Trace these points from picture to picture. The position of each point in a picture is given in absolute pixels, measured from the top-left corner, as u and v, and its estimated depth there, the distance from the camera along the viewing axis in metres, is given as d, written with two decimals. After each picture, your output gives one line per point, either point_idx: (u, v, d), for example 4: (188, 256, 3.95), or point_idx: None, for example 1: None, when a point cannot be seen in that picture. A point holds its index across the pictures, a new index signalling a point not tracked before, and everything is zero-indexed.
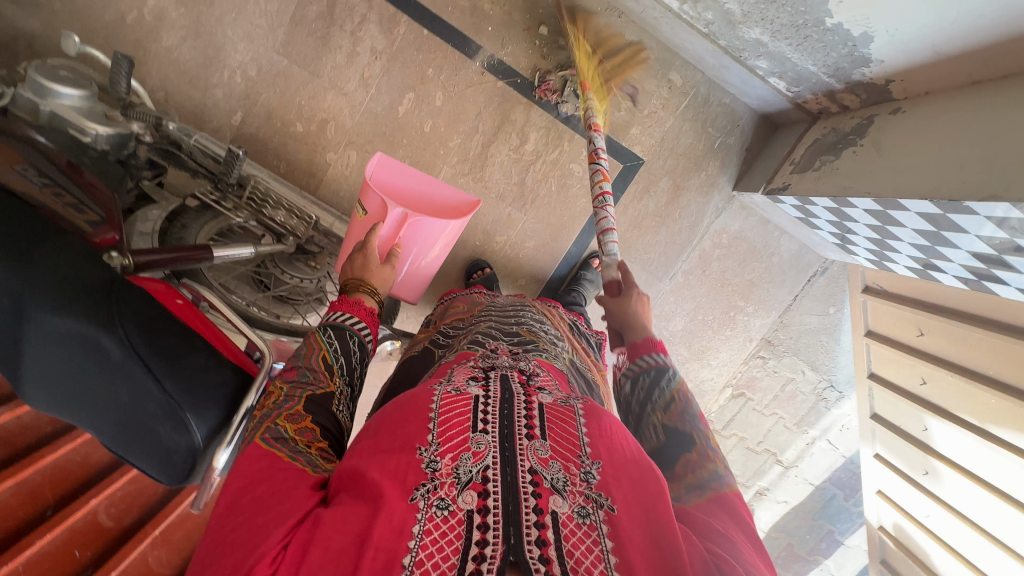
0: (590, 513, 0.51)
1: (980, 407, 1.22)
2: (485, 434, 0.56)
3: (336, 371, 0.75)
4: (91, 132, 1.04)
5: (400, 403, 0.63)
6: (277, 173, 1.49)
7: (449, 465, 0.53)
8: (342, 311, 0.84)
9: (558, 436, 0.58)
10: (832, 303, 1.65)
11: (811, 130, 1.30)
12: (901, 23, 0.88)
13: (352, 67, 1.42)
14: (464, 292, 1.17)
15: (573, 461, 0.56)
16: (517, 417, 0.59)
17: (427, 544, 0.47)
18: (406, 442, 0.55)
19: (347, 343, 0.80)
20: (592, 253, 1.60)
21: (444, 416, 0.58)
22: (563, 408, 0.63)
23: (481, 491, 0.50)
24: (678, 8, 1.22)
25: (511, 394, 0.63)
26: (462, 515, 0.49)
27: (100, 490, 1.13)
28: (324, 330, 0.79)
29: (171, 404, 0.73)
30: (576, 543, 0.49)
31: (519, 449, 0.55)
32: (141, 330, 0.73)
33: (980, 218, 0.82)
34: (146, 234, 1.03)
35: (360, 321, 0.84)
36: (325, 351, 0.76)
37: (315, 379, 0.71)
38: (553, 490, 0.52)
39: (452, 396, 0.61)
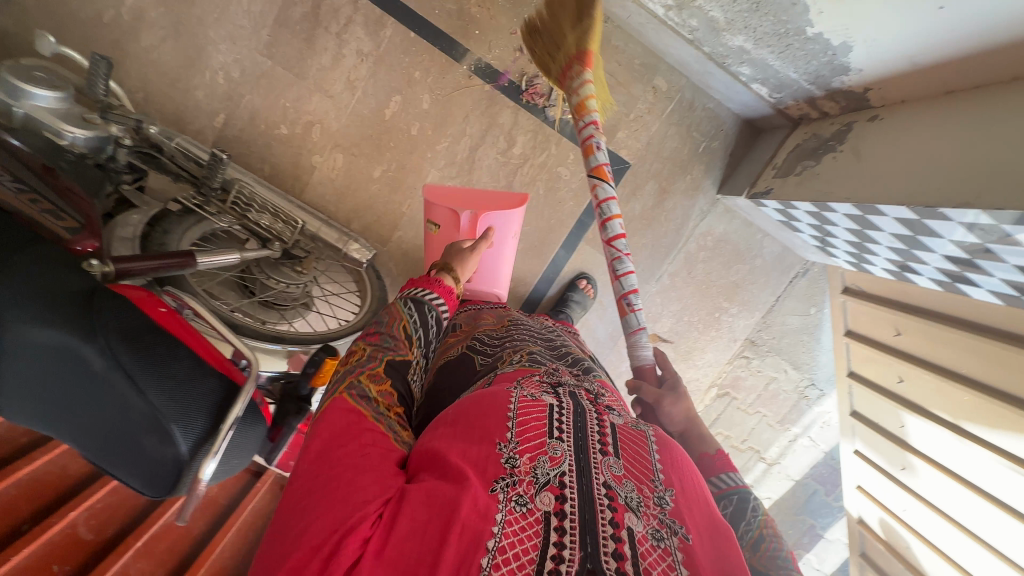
0: (665, 537, 0.53)
1: (954, 404, 1.26)
2: (561, 442, 0.59)
3: (415, 341, 0.80)
4: (68, 135, 1.01)
5: (479, 398, 0.65)
6: (262, 176, 1.47)
7: (527, 464, 0.56)
8: (424, 287, 0.87)
9: (631, 457, 0.61)
10: (814, 303, 1.69)
11: (793, 135, 1.33)
12: (880, 34, 0.89)
13: (337, 69, 1.41)
14: (492, 305, 1.24)
15: (647, 484, 0.58)
16: (592, 431, 0.61)
17: (508, 534, 0.50)
18: (485, 435, 0.59)
19: (425, 315, 0.83)
20: (581, 274, 1.63)
21: (523, 418, 0.61)
22: (635, 432, 0.66)
23: (559, 494, 0.53)
24: (663, 15, 1.24)
25: (583, 409, 0.66)
26: (540, 514, 0.52)
27: (79, 502, 1.09)
28: (404, 302, 0.82)
29: (156, 415, 0.72)
30: (653, 564, 0.51)
31: (595, 463, 0.57)
32: (124, 341, 0.71)
33: (954, 224, 0.84)
34: (127, 239, 1.01)
35: (438, 297, 0.86)
36: (405, 321, 0.80)
37: (396, 345, 0.76)
38: (627, 508, 0.54)
39: (529, 400, 0.64)
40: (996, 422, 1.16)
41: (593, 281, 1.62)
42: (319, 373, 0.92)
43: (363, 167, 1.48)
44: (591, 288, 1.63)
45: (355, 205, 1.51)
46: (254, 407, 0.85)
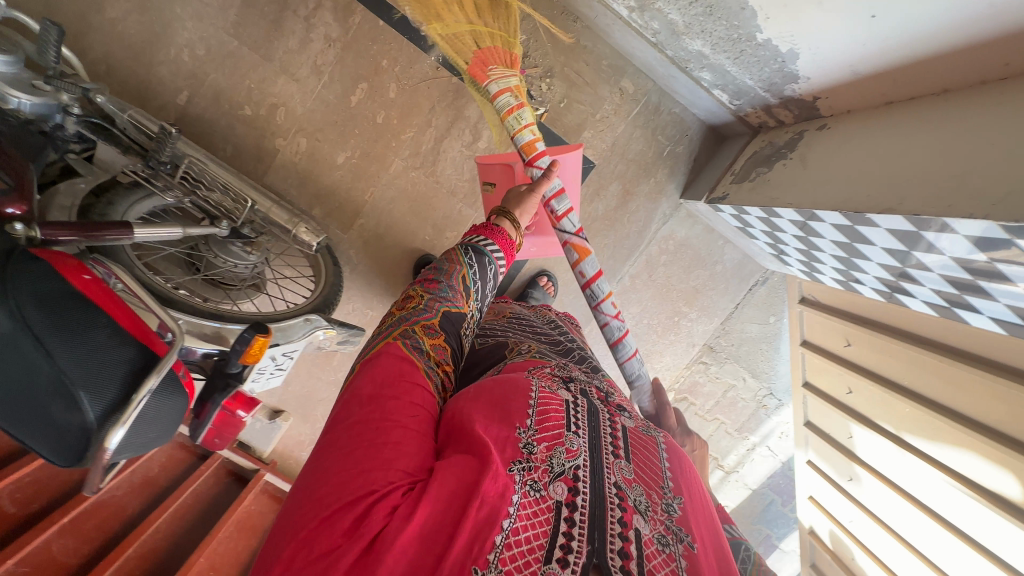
0: (670, 543, 0.53)
1: (896, 416, 1.28)
2: (577, 436, 0.59)
3: (470, 295, 0.82)
4: (13, 99, 0.99)
5: (500, 381, 0.65)
6: (224, 157, 1.46)
7: (544, 453, 0.56)
8: (483, 235, 0.88)
9: (641, 463, 0.61)
10: (773, 312, 1.71)
11: (751, 143, 1.34)
12: (820, 43, 0.91)
13: (304, 52, 1.41)
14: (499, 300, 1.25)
15: (656, 489, 0.58)
16: (603, 432, 0.62)
17: (523, 517, 0.50)
18: (506, 417, 0.58)
19: (484, 269, 0.85)
20: (541, 271, 1.63)
21: (543, 408, 0.61)
22: (645, 437, 0.66)
23: (571, 487, 0.54)
24: (627, 16, 1.25)
25: (597, 409, 0.66)
26: (551, 502, 0.53)
27: (8, 474, 1.06)
28: (465, 250, 0.84)
29: (62, 380, 0.70)
30: (657, 566, 0.51)
31: (607, 463, 0.58)
32: (37, 304, 0.71)
33: (881, 230, 0.85)
34: (66, 208, 1.00)
35: (496, 248, 0.88)
36: (465, 271, 0.82)
37: (453, 296, 0.79)
38: (636, 510, 0.54)
39: (547, 393, 0.64)
40: (933, 434, 1.18)
41: (554, 279, 1.63)
42: (249, 351, 0.90)
43: (327, 153, 1.48)
44: (551, 285, 1.62)
45: (318, 190, 1.50)
46: (175, 378, 0.85)
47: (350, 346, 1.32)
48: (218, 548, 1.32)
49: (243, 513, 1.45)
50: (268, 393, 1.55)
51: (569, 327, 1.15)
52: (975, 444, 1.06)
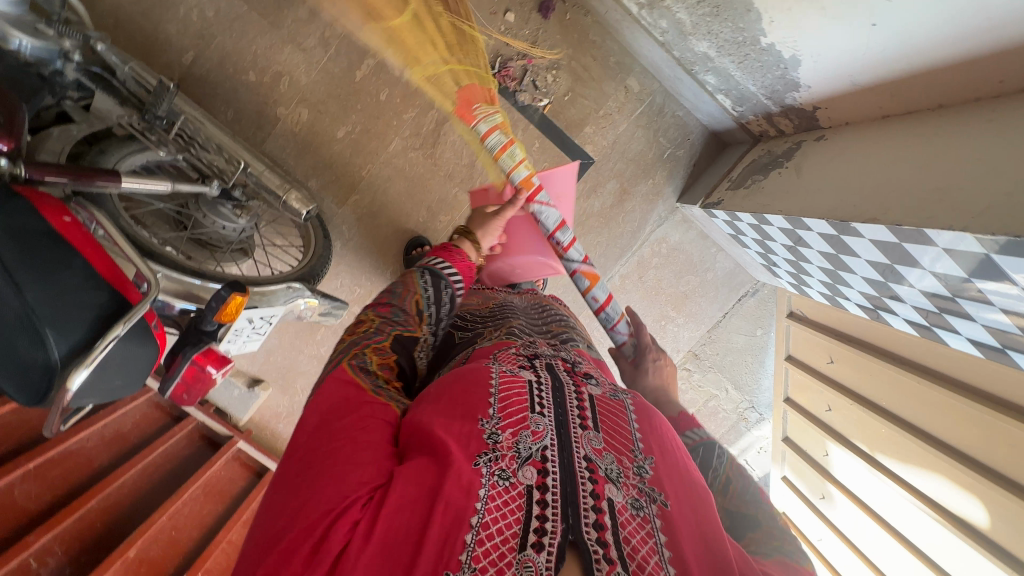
0: (643, 505, 0.53)
1: (871, 436, 1.29)
2: (543, 416, 0.56)
3: (424, 318, 0.80)
4: (14, 41, 0.98)
5: (460, 373, 0.62)
6: (224, 121, 1.45)
7: (510, 440, 0.53)
8: (440, 257, 0.89)
9: (611, 429, 0.59)
10: (760, 324, 1.71)
11: (750, 152, 1.34)
12: (822, 50, 0.91)
13: (313, 23, 1.41)
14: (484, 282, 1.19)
15: (627, 455, 0.57)
16: (570, 405, 0.59)
17: (491, 510, 0.48)
18: (467, 412, 0.55)
19: (440, 290, 0.84)
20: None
21: (504, 394, 0.58)
22: (614, 401, 0.64)
23: (541, 468, 0.51)
24: (637, 13, 1.25)
25: (563, 383, 0.63)
26: (522, 488, 0.50)
27: None
28: (421, 274, 0.84)
29: (28, 315, 0.70)
30: (632, 532, 0.50)
31: (575, 437, 0.55)
32: (12, 238, 0.72)
33: (866, 242, 0.85)
34: (55, 153, 1.00)
35: (454, 271, 0.88)
36: (419, 295, 0.81)
37: (405, 320, 0.76)
38: (607, 479, 0.53)
39: (508, 376, 0.61)
40: (907, 456, 1.18)
41: None
42: (224, 309, 0.90)
43: (328, 126, 1.48)
44: None
45: (315, 162, 1.50)
46: (147, 328, 0.84)
47: (332, 317, 1.32)
48: (182, 508, 1.32)
49: (211, 478, 1.45)
50: (248, 360, 1.55)
51: (558, 305, 1.11)
52: (947, 469, 1.06)
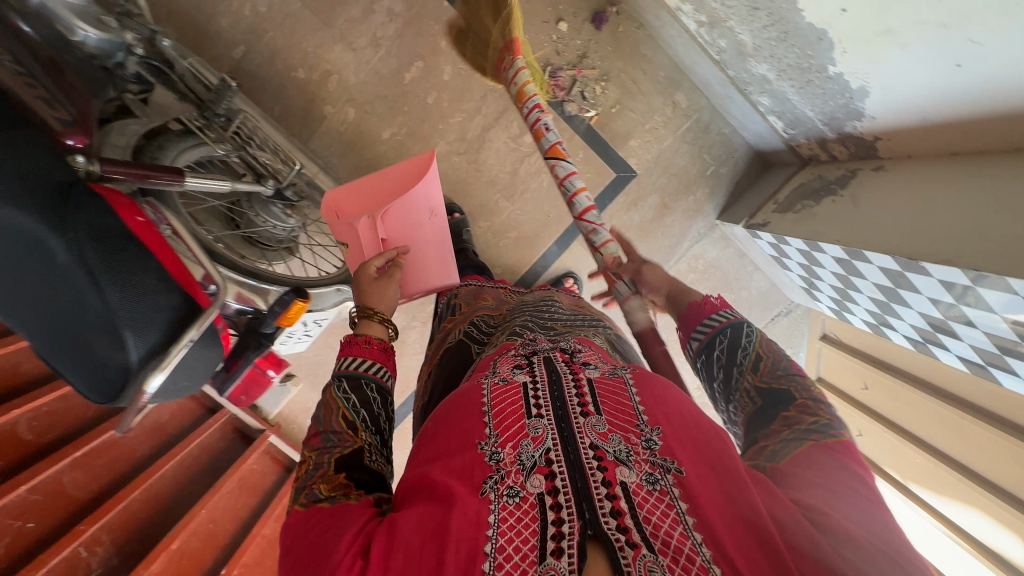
0: (659, 478, 0.51)
1: (906, 465, 1.30)
2: (541, 418, 0.56)
3: (361, 425, 0.63)
4: (80, 32, 0.96)
5: (456, 400, 0.63)
6: (270, 116, 1.45)
7: (512, 454, 0.53)
8: (352, 355, 0.71)
9: (613, 409, 0.58)
10: (790, 345, 1.71)
11: (798, 175, 1.34)
12: (895, 85, 0.91)
13: (365, 23, 1.41)
14: (493, 284, 1.24)
15: (633, 430, 0.55)
16: (569, 394, 0.58)
17: (505, 531, 0.48)
18: (466, 439, 0.56)
19: (365, 393, 0.67)
20: (567, 273, 1.62)
21: (498, 407, 0.58)
22: (613, 379, 0.63)
23: (547, 473, 0.51)
24: (695, 30, 1.25)
25: (560, 375, 0.61)
26: (533, 499, 0.49)
27: (25, 401, 1.09)
28: (338, 382, 0.67)
29: (110, 317, 0.71)
30: (650, 510, 0.48)
31: (576, 426, 0.54)
32: (93, 240, 0.72)
33: (932, 280, 0.86)
34: (119, 147, 1.01)
35: (374, 363, 0.71)
36: (342, 407, 0.65)
37: (339, 438, 0.61)
38: (618, 462, 0.52)
39: (501, 388, 0.61)
40: (944, 488, 1.18)
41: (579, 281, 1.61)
42: (286, 314, 0.91)
43: (373, 126, 1.48)
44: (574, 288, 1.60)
45: (358, 162, 1.50)
46: (214, 332, 0.86)
47: None
48: (217, 502, 1.33)
49: (244, 472, 1.46)
50: None
51: (561, 296, 1.13)
52: (986, 506, 1.07)
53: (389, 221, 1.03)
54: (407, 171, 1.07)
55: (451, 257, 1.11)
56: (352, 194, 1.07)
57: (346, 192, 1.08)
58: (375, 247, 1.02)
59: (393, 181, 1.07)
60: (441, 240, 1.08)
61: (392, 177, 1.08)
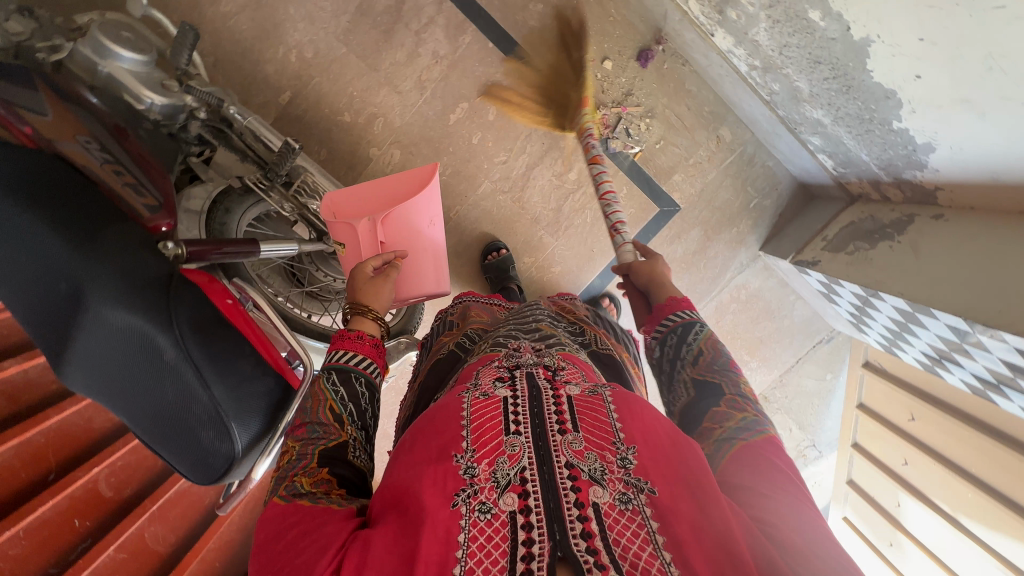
0: (631, 498, 0.52)
1: (956, 498, 1.29)
2: (518, 436, 0.57)
3: (347, 419, 0.68)
4: (146, 100, 1.00)
5: (433, 413, 0.63)
6: (317, 160, 1.46)
7: (486, 471, 0.54)
8: (342, 349, 0.75)
9: (591, 426, 0.59)
10: (830, 370, 1.72)
11: (847, 212, 1.35)
12: (964, 145, 0.91)
13: (410, 66, 1.41)
14: (469, 293, 1.21)
15: (608, 449, 0.57)
16: (547, 413, 0.59)
17: (474, 551, 0.48)
18: (442, 452, 0.56)
19: (353, 386, 0.72)
20: (605, 293, 1.61)
21: (477, 422, 0.59)
22: (592, 397, 0.63)
23: (521, 492, 0.52)
24: (746, 72, 1.25)
25: (540, 390, 0.63)
26: (505, 517, 0.50)
27: (100, 460, 1.13)
28: (327, 376, 0.71)
29: (217, 411, 0.74)
30: (620, 531, 0.50)
31: (553, 445, 0.56)
32: (194, 330, 0.76)
33: (1007, 345, 0.87)
34: (192, 212, 1.04)
35: (366, 359, 0.75)
36: (332, 401, 0.69)
37: (326, 432, 0.65)
38: (592, 482, 0.53)
39: (481, 402, 0.61)
40: (998, 525, 1.18)
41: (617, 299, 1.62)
42: None
43: (418, 167, 1.49)
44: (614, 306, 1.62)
45: None
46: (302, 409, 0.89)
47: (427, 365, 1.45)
48: None
49: None
50: None
51: (546, 303, 1.11)
52: None
53: (389, 227, 1.04)
54: (409, 181, 1.08)
55: (445, 263, 1.13)
56: (352, 196, 1.08)
57: (346, 194, 1.08)
58: (373, 248, 1.03)
59: (399, 189, 1.08)
60: (439, 246, 1.11)
61: (395, 185, 1.08)
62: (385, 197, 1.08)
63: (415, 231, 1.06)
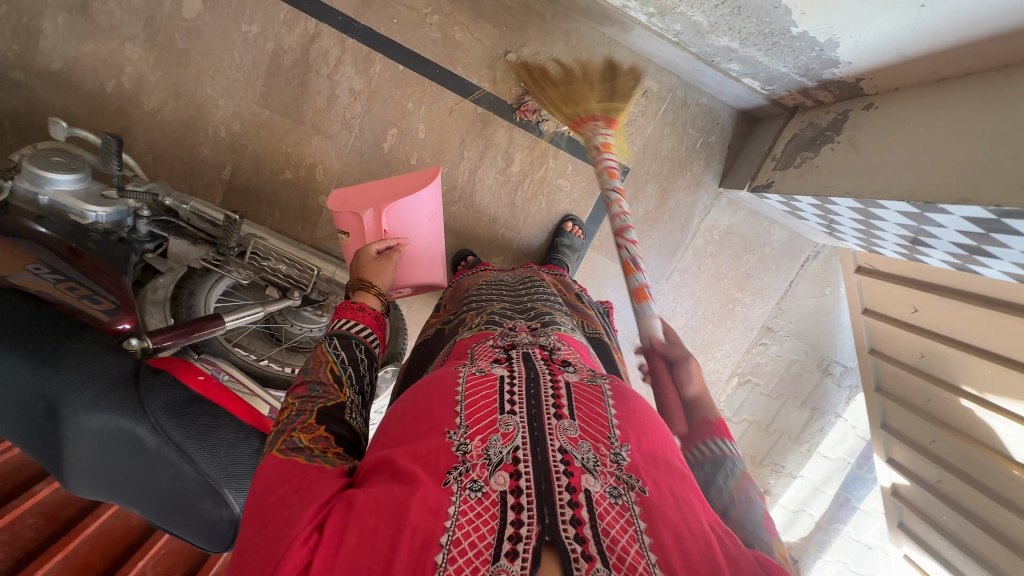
0: (622, 493, 0.52)
1: (976, 376, 1.23)
2: (513, 416, 0.57)
3: (346, 381, 0.72)
4: (91, 215, 1.08)
5: (428, 386, 0.64)
6: (273, 222, 1.51)
7: (480, 447, 0.54)
8: (346, 318, 0.81)
9: (587, 417, 0.59)
10: (828, 284, 1.69)
11: (789, 125, 1.32)
12: (862, 30, 0.91)
13: (332, 109, 1.45)
14: (479, 268, 1.18)
15: (603, 442, 0.57)
16: (545, 397, 0.60)
17: (463, 524, 0.48)
18: (434, 428, 0.57)
19: (353, 351, 0.77)
20: (565, 217, 1.57)
21: (471, 399, 0.59)
22: (591, 388, 0.64)
23: (513, 471, 0.51)
24: (647, 21, 1.24)
25: (537, 372, 0.64)
26: (496, 495, 0.50)
27: (145, 552, 1.25)
28: (329, 340, 0.76)
29: (208, 481, 0.80)
30: (610, 522, 0.49)
31: (548, 429, 0.56)
32: (169, 414, 0.80)
33: (955, 216, 0.85)
34: (157, 303, 1.11)
35: (365, 328, 0.81)
36: (333, 363, 0.73)
37: (325, 391, 0.69)
38: (584, 469, 0.53)
39: (478, 378, 0.63)
40: None
41: (580, 223, 1.56)
42: None
43: None
44: (578, 228, 1.56)
45: None
46: None
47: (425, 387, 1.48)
48: None
49: None
50: None
51: (541, 278, 1.12)
52: None
53: (391, 216, 1.11)
54: (412, 180, 1.15)
55: (437, 259, 1.28)
56: (358, 192, 1.15)
57: (352, 190, 1.16)
58: (376, 235, 1.12)
59: (400, 185, 1.15)
60: (432, 237, 1.22)
61: (402, 180, 1.16)
62: (386, 193, 1.14)
63: (411, 224, 1.16)
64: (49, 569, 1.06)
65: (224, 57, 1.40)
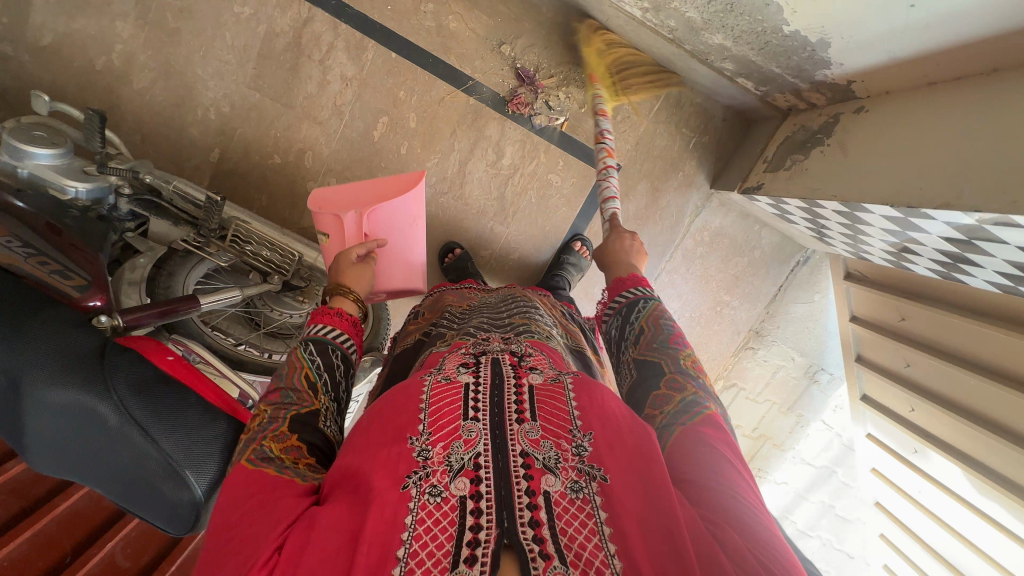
0: (583, 486, 0.51)
1: (958, 387, 1.22)
2: (476, 422, 0.55)
3: (320, 386, 0.70)
4: (71, 189, 1.07)
5: (393, 395, 0.62)
6: (262, 207, 1.50)
7: (441, 454, 0.53)
8: (323, 323, 0.78)
9: (550, 414, 0.57)
10: (818, 290, 1.67)
11: (782, 127, 1.31)
12: (854, 30, 0.90)
13: (323, 95, 1.44)
14: (455, 287, 1.18)
15: (565, 437, 0.55)
16: (508, 402, 0.57)
17: (421, 534, 0.47)
18: (397, 435, 0.55)
19: (330, 356, 0.74)
20: (576, 237, 1.57)
21: (435, 406, 0.57)
22: (553, 385, 0.61)
23: (473, 477, 0.50)
24: (641, 16, 1.22)
25: (503, 377, 0.61)
26: (455, 501, 0.49)
27: (115, 534, 1.24)
28: (305, 344, 0.74)
29: (170, 462, 0.78)
30: (569, 520, 0.48)
31: (510, 434, 0.54)
32: (135, 393, 0.79)
33: (940, 223, 0.84)
34: (135, 282, 1.08)
35: (342, 333, 0.79)
36: (308, 369, 0.71)
37: (299, 398, 0.67)
38: (545, 470, 0.52)
39: (443, 386, 0.60)
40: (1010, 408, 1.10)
41: (588, 244, 1.56)
42: None
43: None
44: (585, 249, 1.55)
45: None
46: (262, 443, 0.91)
47: None
48: None
49: None
50: None
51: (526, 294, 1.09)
52: None
53: (372, 218, 1.10)
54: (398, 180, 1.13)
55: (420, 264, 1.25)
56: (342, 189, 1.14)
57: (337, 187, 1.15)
58: (357, 239, 1.11)
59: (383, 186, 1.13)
60: (415, 244, 1.19)
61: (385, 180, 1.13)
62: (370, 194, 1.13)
63: (393, 227, 1.14)
64: (15, 546, 1.05)
65: (216, 38, 1.39)
